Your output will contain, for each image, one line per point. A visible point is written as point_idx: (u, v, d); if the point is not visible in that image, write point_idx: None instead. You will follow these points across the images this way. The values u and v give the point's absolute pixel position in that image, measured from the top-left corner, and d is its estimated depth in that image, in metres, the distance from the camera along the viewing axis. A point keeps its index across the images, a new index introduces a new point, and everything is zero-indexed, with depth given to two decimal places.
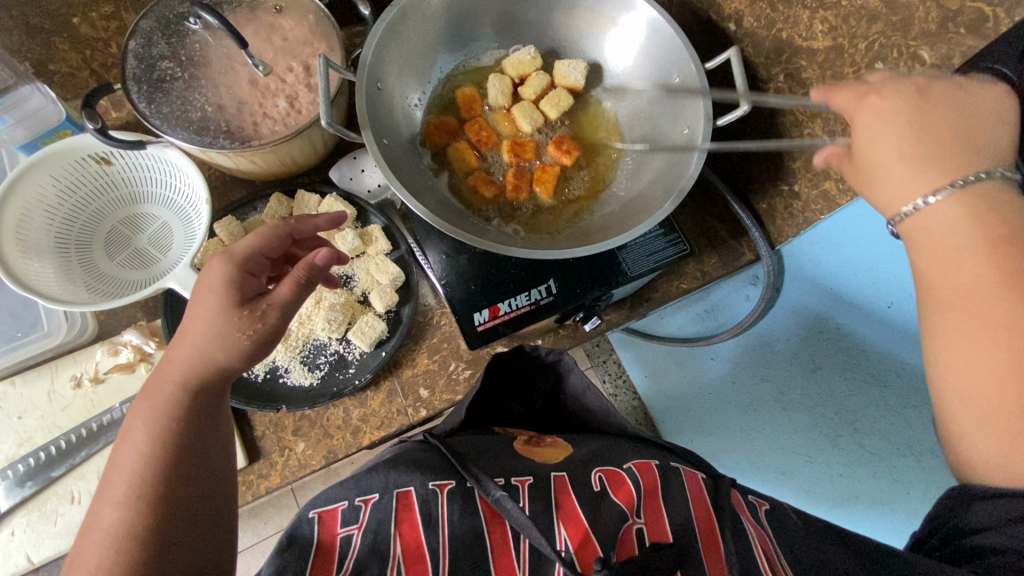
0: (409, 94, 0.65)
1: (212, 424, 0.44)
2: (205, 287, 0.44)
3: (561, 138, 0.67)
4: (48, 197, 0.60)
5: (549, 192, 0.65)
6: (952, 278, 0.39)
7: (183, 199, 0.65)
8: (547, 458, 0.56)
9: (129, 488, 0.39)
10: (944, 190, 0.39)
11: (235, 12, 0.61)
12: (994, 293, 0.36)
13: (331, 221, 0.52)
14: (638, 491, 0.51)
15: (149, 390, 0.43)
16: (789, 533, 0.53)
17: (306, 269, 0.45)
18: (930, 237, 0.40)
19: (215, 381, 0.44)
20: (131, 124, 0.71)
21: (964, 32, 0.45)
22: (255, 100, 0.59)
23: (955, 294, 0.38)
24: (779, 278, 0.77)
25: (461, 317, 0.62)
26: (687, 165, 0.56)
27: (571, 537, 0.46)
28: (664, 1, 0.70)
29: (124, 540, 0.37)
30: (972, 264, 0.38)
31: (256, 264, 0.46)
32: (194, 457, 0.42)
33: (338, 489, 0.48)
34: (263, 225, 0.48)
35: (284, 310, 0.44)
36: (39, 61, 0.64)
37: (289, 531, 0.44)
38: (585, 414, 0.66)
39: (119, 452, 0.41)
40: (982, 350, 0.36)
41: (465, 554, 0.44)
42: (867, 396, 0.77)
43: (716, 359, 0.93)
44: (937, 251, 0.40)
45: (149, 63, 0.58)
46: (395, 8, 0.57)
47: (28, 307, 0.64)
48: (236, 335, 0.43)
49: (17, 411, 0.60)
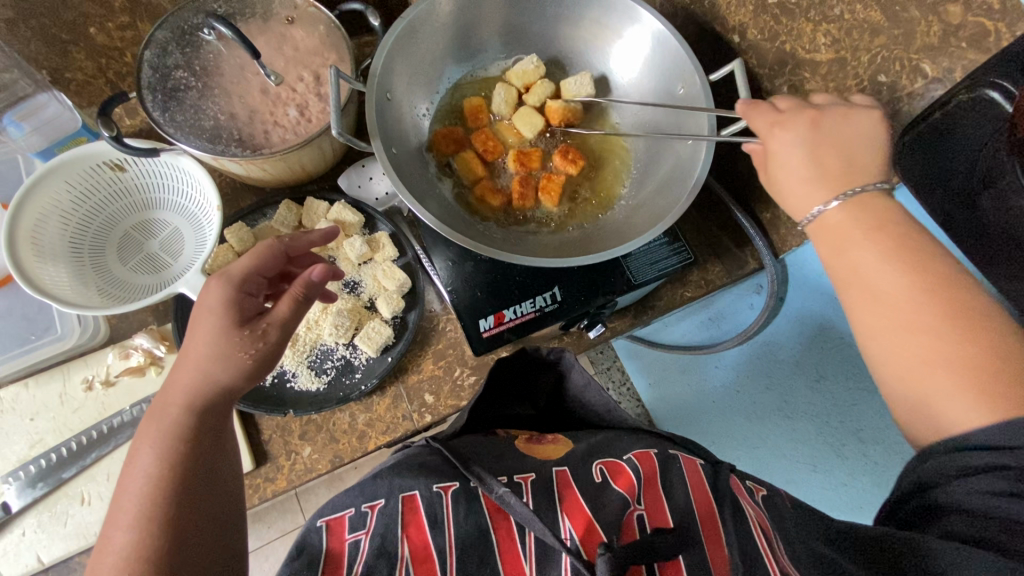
0: (417, 104, 0.66)
1: (216, 446, 0.44)
2: (204, 309, 0.45)
3: (567, 148, 0.67)
4: (64, 202, 0.61)
5: (555, 200, 0.65)
6: (861, 266, 0.45)
7: (195, 205, 0.66)
8: (549, 454, 0.56)
9: (139, 509, 0.39)
10: (840, 197, 0.46)
11: (248, 22, 0.62)
12: (899, 282, 0.43)
13: (324, 237, 0.53)
14: (637, 478, 0.51)
15: (154, 414, 0.44)
16: (787, 517, 0.53)
17: (304, 287, 0.46)
18: (837, 237, 0.46)
19: (218, 403, 0.45)
20: (144, 131, 0.72)
21: (966, 45, 0.44)
22: (266, 109, 0.61)
23: (872, 290, 0.44)
24: (784, 285, 0.77)
25: (467, 324, 0.63)
26: (691, 175, 0.57)
27: (575, 527, 0.47)
28: (668, 13, 0.71)
29: (136, 562, 0.37)
30: (878, 252, 0.44)
31: (254, 284, 0.47)
32: (200, 479, 0.42)
33: (344, 496, 0.48)
34: (258, 244, 0.48)
35: (284, 327, 0.46)
36: (56, 69, 0.66)
37: (298, 540, 0.45)
38: (589, 414, 0.66)
39: (126, 477, 0.42)
40: (918, 334, 0.42)
41: (471, 553, 0.45)
42: (870, 407, 0.76)
43: (720, 367, 0.94)
44: (843, 250, 0.46)
45: (163, 73, 0.59)
46: (404, 21, 0.58)
47: (41, 310, 0.65)
48: (240, 354, 0.44)
49: (29, 413, 0.61)
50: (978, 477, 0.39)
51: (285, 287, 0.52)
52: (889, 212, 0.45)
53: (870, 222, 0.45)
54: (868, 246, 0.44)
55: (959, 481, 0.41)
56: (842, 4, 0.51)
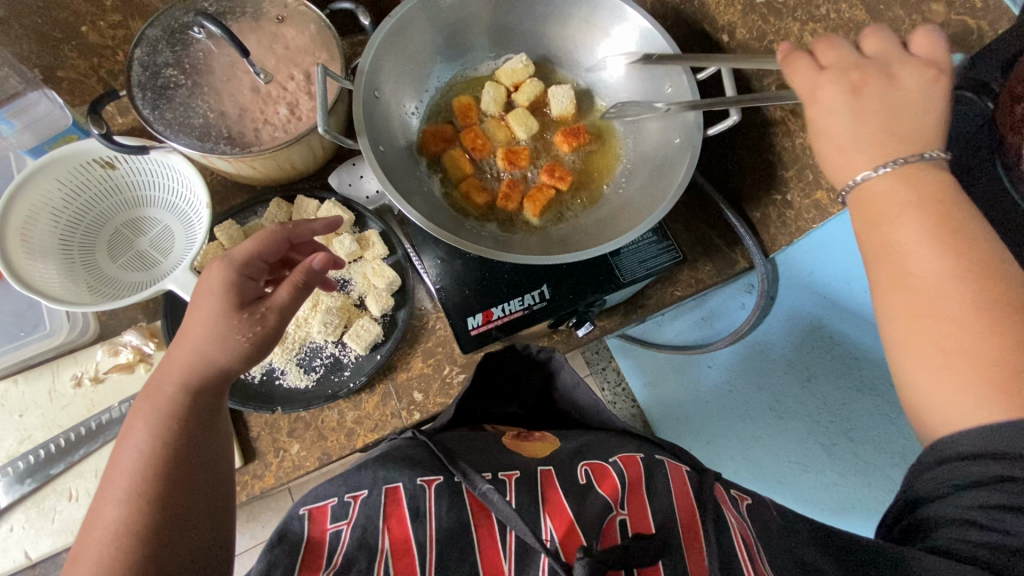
0: (405, 102, 0.67)
1: (211, 423, 0.44)
2: (206, 290, 0.45)
3: (555, 165, 0.67)
4: (54, 200, 0.61)
5: (538, 211, 0.64)
6: (905, 252, 0.38)
7: (185, 203, 0.66)
8: (536, 451, 0.56)
9: (129, 484, 0.40)
10: (890, 165, 0.39)
11: (239, 21, 0.62)
12: (941, 257, 0.37)
13: (327, 226, 0.53)
14: (621, 484, 0.51)
15: (150, 391, 0.44)
16: (770, 529, 0.52)
17: (305, 272, 0.46)
18: (876, 211, 0.40)
19: (214, 382, 0.45)
20: (136, 129, 0.73)
21: (950, 45, 0.45)
22: (257, 108, 0.61)
23: (907, 264, 0.38)
24: (773, 286, 0.80)
25: (455, 321, 0.63)
26: (678, 173, 0.57)
27: (556, 528, 0.47)
28: (660, 13, 0.71)
29: (123, 537, 0.38)
30: (928, 238, 0.37)
31: (255, 269, 0.47)
32: (195, 456, 0.42)
33: (329, 486, 0.49)
34: (263, 230, 0.49)
35: (283, 314, 0.45)
36: (47, 67, 0.66)
37: (280, 527, 0.46)
38: (577, 412, 0.67)
39: (119, 452, 0.42)
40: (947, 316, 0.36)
41: (450, 548, 0.44)
42: (861, 405, 0.76)
43: (713, 366, 0.94)
44: (883, 226, 0.39)
45: (153, 71, 0.59)
46: (392, 19, 0.58)
47: (31, 306, 0.65)
48: (237, 337, 0.44)
49: (19, 409, 0.61)
50: (968, 493, 0.36)
51: (286, 272, 0.53)
52: (947, 194, 0.38)
53: (921, 200, 0.38)
54: (915, 228, 0.38)
55: (948, 498, 0.37)
56: (829, 3, 0.51)
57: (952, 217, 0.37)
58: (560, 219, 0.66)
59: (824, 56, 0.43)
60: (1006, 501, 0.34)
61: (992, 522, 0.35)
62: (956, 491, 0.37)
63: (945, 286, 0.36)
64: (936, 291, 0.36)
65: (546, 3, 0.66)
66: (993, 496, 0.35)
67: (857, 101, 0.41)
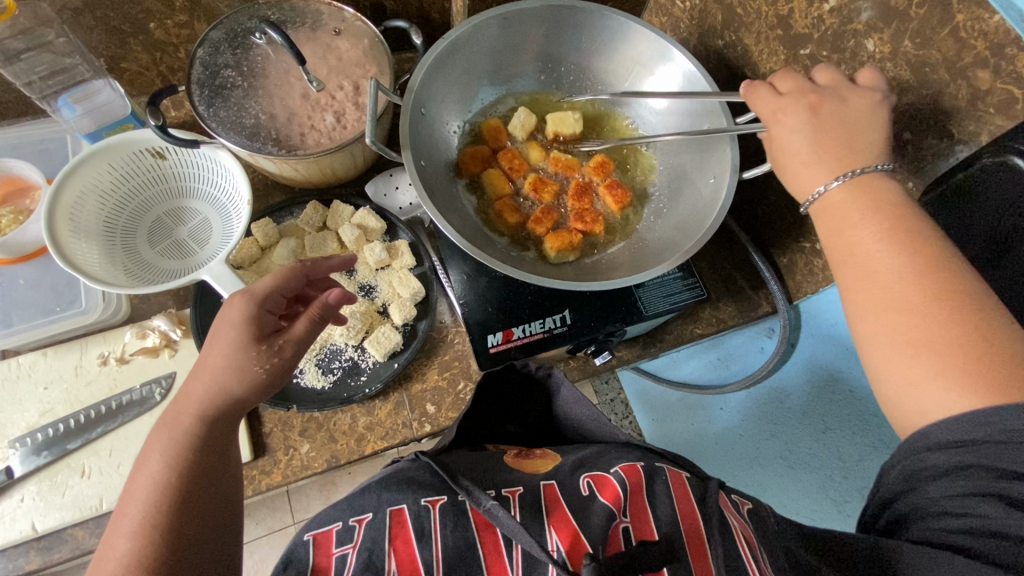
0: (449, 121, 0.69)
1: (223, 457, 0.45)
2: (225, 322, 0.46)
3: (584, 209, 0.68)
4: (103, 184, 0.64)
5: (558, 247, 0.64)
6: (880, 268, 0.40)
7: (226, 198, 0.68)
8: (537, 468, 0.56)
9: (143, 516, 0.40)
10: (844, 177, 0.44)
11: (298, 30, 0.65)
12: (911, 272, 0.39)
13: (343, 264, 0.54)
14: (623, 490, 0.50)
15: (167, 422, 0.45)
16: (772, 535, 0.51)
17: (321, 307, 0.48)
18: (835, 218, 0.44)
19: (229, 413, 0.46)
20: (188, 123, 0.76)
21: (993, 111, 0.44)
22: (305, 113, 0.63)
23: (878, 277, 0.40)
24: (795, 332, 0.75)
25: (475, 338, 0.63)
26: (711, 211, 0.58)
27: (562, 539, 0.46)
28: (702, 53, 0.73)
29: (133, 569, 0.37)
30: (901, 261, 0.40)
31: (274, 303, 0.48)
32: (205, 486, 0.43)
33: (332, 510, 0.49)
34: (282, 265, 0.50)
35: (300, 344, 0.48)
36: (113, 58, 0.70)
37: (286, 554, 0.46)
38: (579, 431, 0.64)
39: (132, 485, 0.42)
40: (915, 336, 0.38)
41: (457, 566, 0.45)
42: (875, 463, 0.72)
43: (725, 409, 0.92)
44: (847, 229, 0.43)
45: (213, 70, 0.62)
46: (445, 41, 0.60)
47: (69, 283, 0.67)
48: (254, 368, 0.45)
49: (44, 381, 0.63)
50: (935, 485, 0.39)
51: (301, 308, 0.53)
52: (892, 195, 0.43)
53: (873, 198, 0.43)
54: (866, 222, 0.42)
55: (917, 492, 0.40)
56: (873, 60, 0.52)
57: (898, 217, 0.42)
58: (579, 254, 0.66)
59: (784, 84, 0.50)
60: (970, 485, 0.37)
61: (961, 508, 0.37)
62: (925, 484, 0.39)
63: (894, 268, 0.40)
64: (885, 268, 0.40)
65: (592, 35, 0.67)
66: (955, 482, 0.37)
67: (816, 119, 0.46)
